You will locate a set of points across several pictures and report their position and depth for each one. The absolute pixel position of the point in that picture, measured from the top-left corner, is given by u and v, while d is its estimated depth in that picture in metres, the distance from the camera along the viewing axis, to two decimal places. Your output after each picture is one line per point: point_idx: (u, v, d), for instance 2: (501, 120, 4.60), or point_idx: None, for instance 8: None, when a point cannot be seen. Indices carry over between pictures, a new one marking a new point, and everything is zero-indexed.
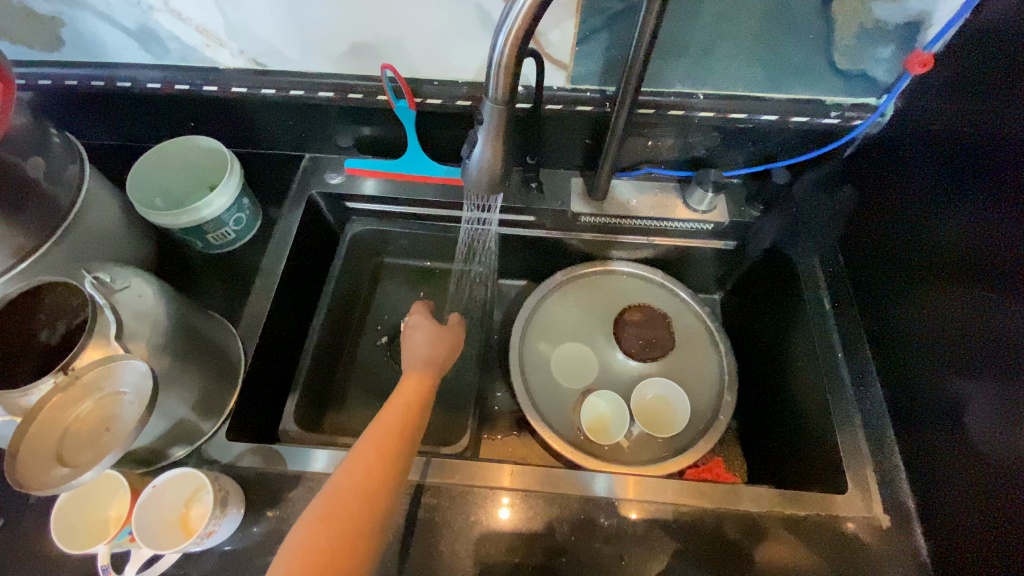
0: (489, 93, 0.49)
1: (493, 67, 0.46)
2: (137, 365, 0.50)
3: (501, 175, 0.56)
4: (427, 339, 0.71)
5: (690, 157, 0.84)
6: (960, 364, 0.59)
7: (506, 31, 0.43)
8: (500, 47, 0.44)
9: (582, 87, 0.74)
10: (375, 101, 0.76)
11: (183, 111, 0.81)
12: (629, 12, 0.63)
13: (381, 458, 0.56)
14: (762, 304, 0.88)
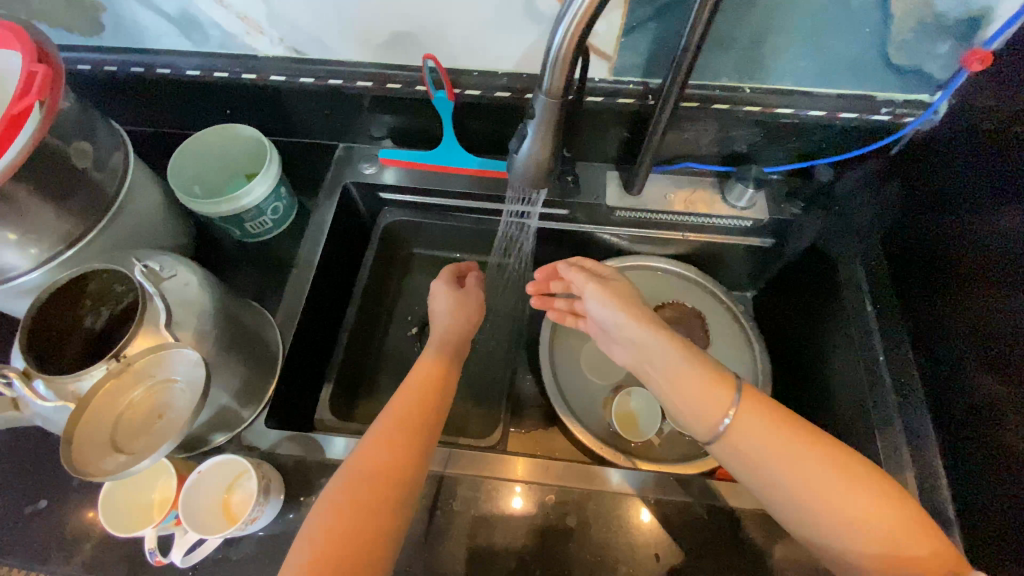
0: (543, 85, 0.48)
1: (550, 60, 0.45)
2: (188, 354, 0.50)
3: (547, 167, 0.56)
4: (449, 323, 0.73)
5: (730, 153, 0.82)
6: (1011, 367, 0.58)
7: (565, 23, 0.42)
8: (558, 41, 0.43)
9: (624, 79, 0.73)
10: (413, 91, 0.75)
11: (220, 99, 0.81)
12: (679, 3, 0.62)
13: (395, 437, 0.58)
14: (798, 303, 0.88)
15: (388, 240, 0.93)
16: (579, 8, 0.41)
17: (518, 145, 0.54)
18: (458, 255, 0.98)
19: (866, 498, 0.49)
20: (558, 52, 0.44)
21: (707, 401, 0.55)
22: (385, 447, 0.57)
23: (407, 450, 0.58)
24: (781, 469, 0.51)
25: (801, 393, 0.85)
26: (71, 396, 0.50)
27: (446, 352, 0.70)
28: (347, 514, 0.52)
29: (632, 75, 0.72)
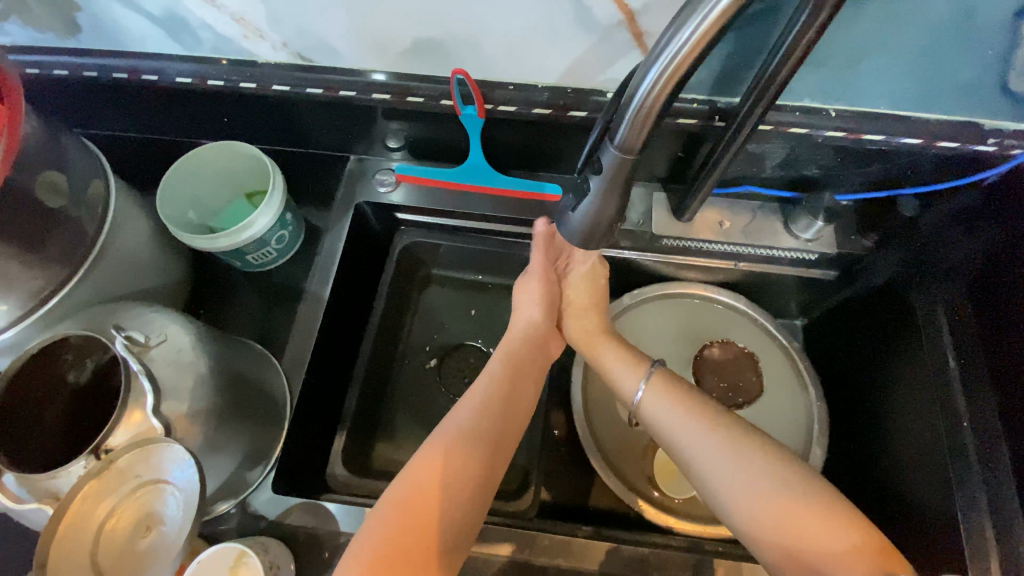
0: (616, 137, 0.41)
1: (630, 108, 0.39)
2: (176, 449, 0.42)
3: (606, 230, 0.49)
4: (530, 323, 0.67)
5: (798, 176, 0.72)
6: None
7: (661, 63, 0.35)
8: (646, 87, 0.37)
9: (689, 96, 0.62)
10: (437, 105, 0.65)
11: (216, 107, 0.71)
12: (776, 13, 0.52)
13: (449, 464, 0.50)
14: (862, 345, 0.76)
15: (405, 263, 0.83)
16: (681, 50, 0.34)
17: (573, 201, 0.48)
18: (480, 277, 0.87)
19: (771, 485, 0.46)
20: (643, 102, 0.38)
21: (628, 384, 0.58)
22: (431, 478, 0.49)
23: (463, 482, 0.50)
24: (689, 445, 0.50)
25: (862, 452, 0.74)
26: (47, 495, 0.43)
27: (521, 370, 0.61)
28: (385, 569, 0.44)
29: (697, 91, 0.61)
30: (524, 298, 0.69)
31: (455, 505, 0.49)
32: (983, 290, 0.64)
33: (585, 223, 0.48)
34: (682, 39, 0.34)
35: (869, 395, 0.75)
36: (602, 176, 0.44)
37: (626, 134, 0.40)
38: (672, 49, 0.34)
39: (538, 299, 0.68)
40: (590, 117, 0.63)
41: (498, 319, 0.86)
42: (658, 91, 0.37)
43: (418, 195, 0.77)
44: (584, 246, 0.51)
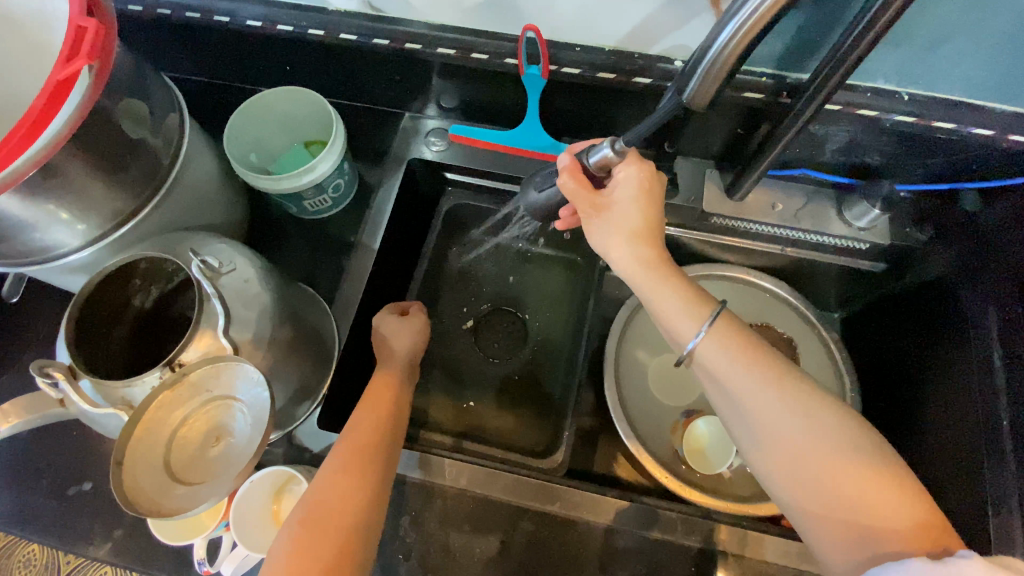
0: (685, 91, 0.43)
1: (704, 62, 0.40)
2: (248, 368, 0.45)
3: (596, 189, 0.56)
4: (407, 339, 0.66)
5: (856, 163, 0.71)
6: None
7: (739, 19, 0.37)
8: (722, 42, 0.38)
9: (757, 69, 0.61)
10: (502, 63, 0.65)
11: (282, 54, 0.72)
12: None
13: (374, 399, 0.58)
14: (903, 337, 0.76)
15: (449, 224, 0.85)
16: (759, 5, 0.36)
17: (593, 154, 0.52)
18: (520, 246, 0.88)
19: (834, 456, 0.41)
20: (716, 56, 0.39)
21: (680, 320, 0.48)
22: (365, 412, 0.56)
23: (388, 403, 0.58)
24: (763, 405, 0.44)
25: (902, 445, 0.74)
26: (121, 402, 0.46)
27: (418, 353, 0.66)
28: (338, 483, 0.50)
29: (764, 66, 0.61)
30: (390, 333, 0.65)
31: (389, 424, 0.56)
32: None
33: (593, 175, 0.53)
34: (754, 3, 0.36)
35: (908, 386, 0.74)
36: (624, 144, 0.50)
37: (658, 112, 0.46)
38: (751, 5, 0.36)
39: (405, 328, 0.66)
40: (654, 84, 0.62)
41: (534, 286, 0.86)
42: (743, 38, 0.38)
43: (469, 155, 0.78)
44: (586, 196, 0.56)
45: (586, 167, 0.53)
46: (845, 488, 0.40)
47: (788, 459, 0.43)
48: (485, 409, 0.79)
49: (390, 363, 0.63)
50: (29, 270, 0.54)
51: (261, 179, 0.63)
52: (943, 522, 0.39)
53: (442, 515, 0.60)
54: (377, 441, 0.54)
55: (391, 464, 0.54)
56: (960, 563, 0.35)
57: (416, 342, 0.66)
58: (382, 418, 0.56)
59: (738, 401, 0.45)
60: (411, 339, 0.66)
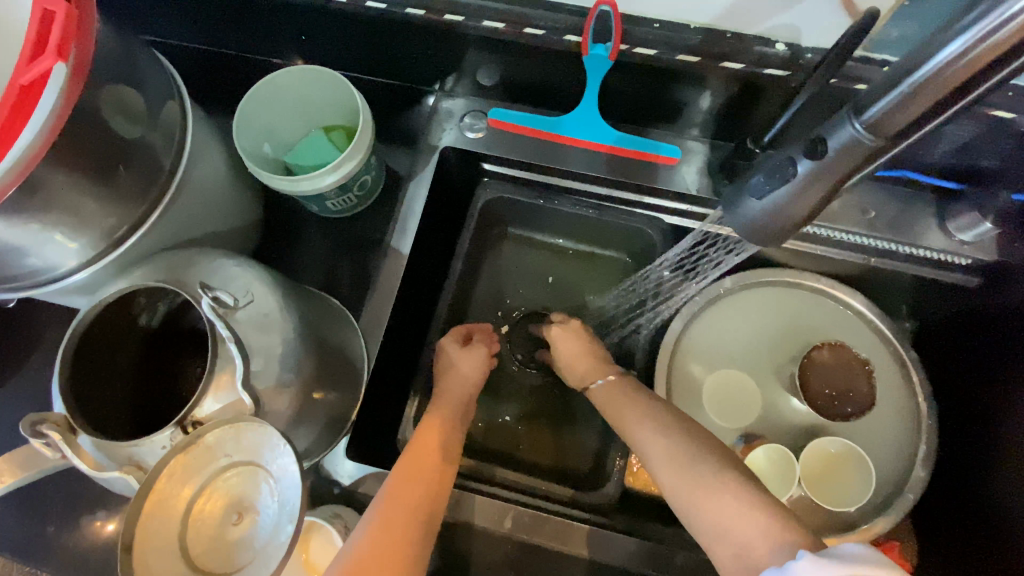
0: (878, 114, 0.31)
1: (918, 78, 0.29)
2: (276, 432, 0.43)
3: (780, 232, 0.39)
4: (465, 367, 0.64)
5: (967, 166, 0.60)
6: None
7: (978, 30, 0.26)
8: (940, 63, 0.28)
9: (876, 56, 0.48)
10: (560, 41, 0.54)
11: (295, 22, 0.61)
12: None
13: (423, 448, 0.54)
14: (985, 364, 0.65)
15: (483, 219, 0.75)
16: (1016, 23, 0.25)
17: (762, 185, 0.38)
18: (560, 243, 0.79)
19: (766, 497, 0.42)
20: (925, 80, 0.29)
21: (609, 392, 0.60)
22: (412, 463, 0.52)
23: (434, 457, 0.53)
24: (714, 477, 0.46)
25: (974, 489, 0.65)
26: (129, 462, 0.39)
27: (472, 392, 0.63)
28: (386, 546, 0.44)
29: (890, 53, 0.47)
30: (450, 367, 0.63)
31: (433, 477, 0.52)
32: None
33: (771, 216, 0.38)
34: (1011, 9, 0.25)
35: (983, 422, 0.65)
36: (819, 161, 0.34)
37: (882, 112, 0.31)
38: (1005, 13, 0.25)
39: (461, 360, 0.64)
40: (747, 71, 0.51)
41: (579, 289, 0.79)
42: (975, 60, 0.27)
43: (510, 144, 0.67)
44: (758, 244, 0.41)
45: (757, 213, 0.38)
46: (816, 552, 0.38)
47: (717, 493, 0.43)
48: (523, 425, 0.73)
49: (452, 394, 0.61)
50: (23, 294, 0.47)
51: (271, 177, 0.54)
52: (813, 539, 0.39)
53: (486, 559, 0.55)
54: (426, 499, 0.49)
55: (434, 522, 0.49)
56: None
57: (477, 372, 0.64)
58: (430, 470, 0.52)
59: (647, 451, 0.51)
60: (472, 369, 0.63)
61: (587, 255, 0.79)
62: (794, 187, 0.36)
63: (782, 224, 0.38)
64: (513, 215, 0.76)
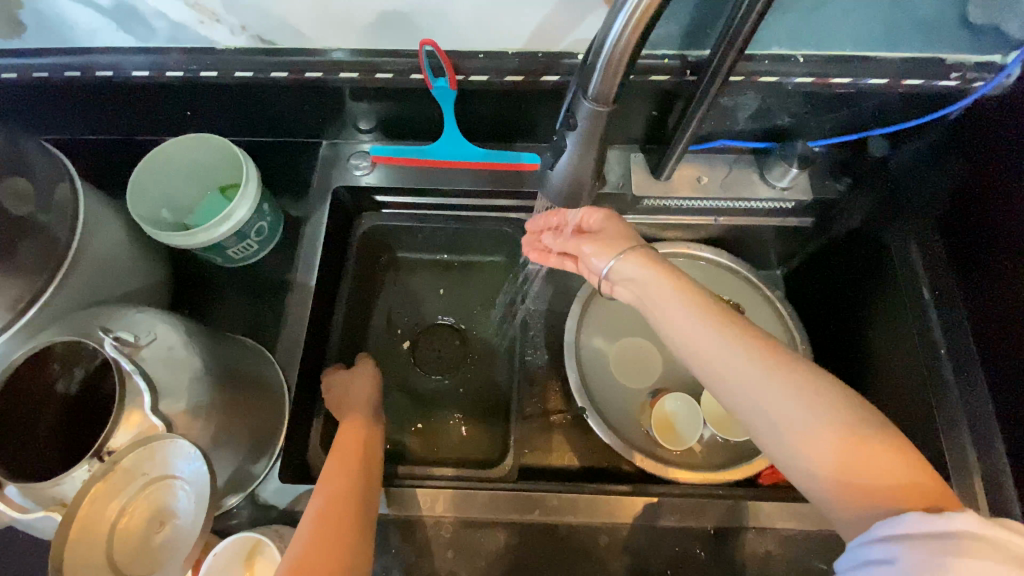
0: (591, 89, 0.46)
1: (603, 54, 0.42)
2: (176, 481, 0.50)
3: (578, 191, 0.59)
4: (356, 391, 0.67)
5: (771, 126, 0.73)
6: None
7: (627, 9, 0.39)
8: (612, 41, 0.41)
9: (657, 52, 0.61)
10: (408, 80, 0.63)
11: (178, 100, 0.69)
12: None
13: (338, 458, 0.57)
14: (841, 287, 0.81)
15: (370, 246, 0.82)
16: (630, 22, 0.39)
17: (552, 160, 0.57)
18: (445, 257, 0.87)
19: (812, 385, 0.41)
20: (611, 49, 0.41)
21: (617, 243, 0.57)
22: (334, 472, 0.55)
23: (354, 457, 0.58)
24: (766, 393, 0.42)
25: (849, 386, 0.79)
26: (54, 502, 0.42)
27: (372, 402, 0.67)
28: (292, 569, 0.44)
29: (667, 47, 0.61)
30: (346, 390, 0.67)
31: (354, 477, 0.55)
32: (949, 225, 0.68)
33: (566, 177, 0.56)
34: (625, 14, 0.39)
35: (850, 332, 0.79)
36: (578, 131, 0.51)
37: (598, 84, 0.45)
38: (624, 17, 0.39)
39: (360, 378, 0.68)
40: (563, 80, 0.62)
41: (477, 294, 0.87)
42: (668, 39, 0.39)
43: (396, 176, 0.76)
44: (564, 204, 0.61)
45: (552, 179, 0.58)
46: (853, 472, 0.38)
47: (823, 440, 0.39)
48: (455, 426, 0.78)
49: (357, 407, 0.65)
50: None
51: (161, 237, 0.59)
52: (941, 486, 0.38)
53: (423, 546, 0.59)
54: (354, 490, 0.54)
55: (365, 515, 0.52)
56: (967, 521, 0.34)
57: (370, 392, 0.68)
58: (352, 467, 0.56)
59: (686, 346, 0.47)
60: (366, 386, 0.68)
61: (473, 262, 0.88)
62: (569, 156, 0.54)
63: (572, 187, 0.58)
64: (397, 238, 0.83)
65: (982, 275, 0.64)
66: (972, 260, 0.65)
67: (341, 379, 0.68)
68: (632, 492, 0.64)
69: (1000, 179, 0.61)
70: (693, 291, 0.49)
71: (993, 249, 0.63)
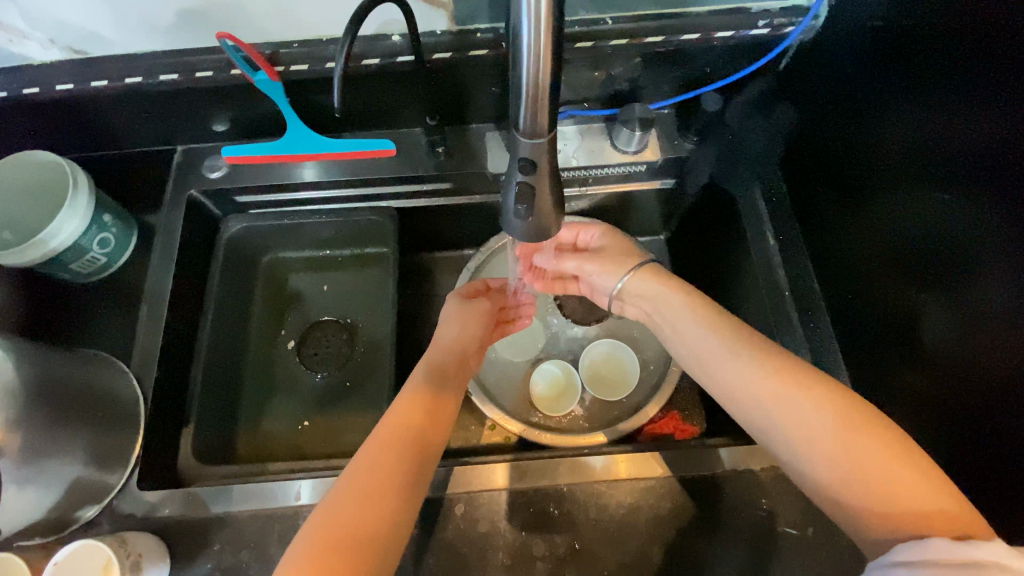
0: (521, 124, 0.37)
1: (524, 80, 0.35)
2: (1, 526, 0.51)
3: (551, 230, 0.43)
4: (454, 319, 0.66)
5: (613, 92, 0.74)
6: (909, 267, 0.56)
7: (528, 14, 0.32)
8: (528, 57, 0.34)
9: (470, 27, 0.62)
10: (228, 77, 0.64)
11: (13, 121, 0.68)
12: None
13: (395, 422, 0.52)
14: (701, 247, 0.83)
15: (245, 250, 0.81)
16: (534, 43, 0.33)
17: (512, 207, 0.41)
18: (328, 253, 0.86)
19: (827, 406, 0.43)
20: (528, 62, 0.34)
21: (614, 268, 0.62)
22: (390, 437, 0.51)
23: (418, 423, 0.53)
24: (736, 385, 0.48)
25: None
26: None
27: (448, 369, 0.60)
28: (388, 438, 0.51)
29: (480, 21, 0.62)
30: (449, 317, 0.66)
31: (410, 451, 0.50)
32: (793, 169, 0.72)
33: (533, 219, 0.41)
34: (527, 37, 0.33)
35: (712, 288, 0.81)
36: (528, 170, 0.39)
37: (528, 116, 0.37)
38: (525, 45, 0.33)
39: (455, 317, 0.66)
40: (382, 64, 0.64)
41: (361, 288, 0.86)
42: None
43: (251, 175, 0.75)
44: (541, 242, 0.44)
45: (519, 222, 0.41)
46: (839, 452, 0.41)
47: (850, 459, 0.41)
48: (339, 422, 0.78)
49: (439, 346, 0.63)
50: None
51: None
52: (972, 514, 0.38)
53: (279, 541, 0.59)
54: (406, 459, 0.49)
55: (408, 496, 0.48)
56: (989, 549, 0.34)
57: (471, 330, 0.65)
58: (408, 435, 0.51)
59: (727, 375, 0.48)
60: (461, 326, 0.65)
61: (356, 258, 0.86)
62: (525, 193, 0.40)
63: (540, 227, 0.42)
64: (272, 240, 0.83)
65: (824, 209, 0.68)
66: (812, 198, 0.69)
67: (452, 314, 0.66)
68: (499, 459, 0.65)
69: (832, 108, 0.64)
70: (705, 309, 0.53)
71: (830, 181, 0.66)
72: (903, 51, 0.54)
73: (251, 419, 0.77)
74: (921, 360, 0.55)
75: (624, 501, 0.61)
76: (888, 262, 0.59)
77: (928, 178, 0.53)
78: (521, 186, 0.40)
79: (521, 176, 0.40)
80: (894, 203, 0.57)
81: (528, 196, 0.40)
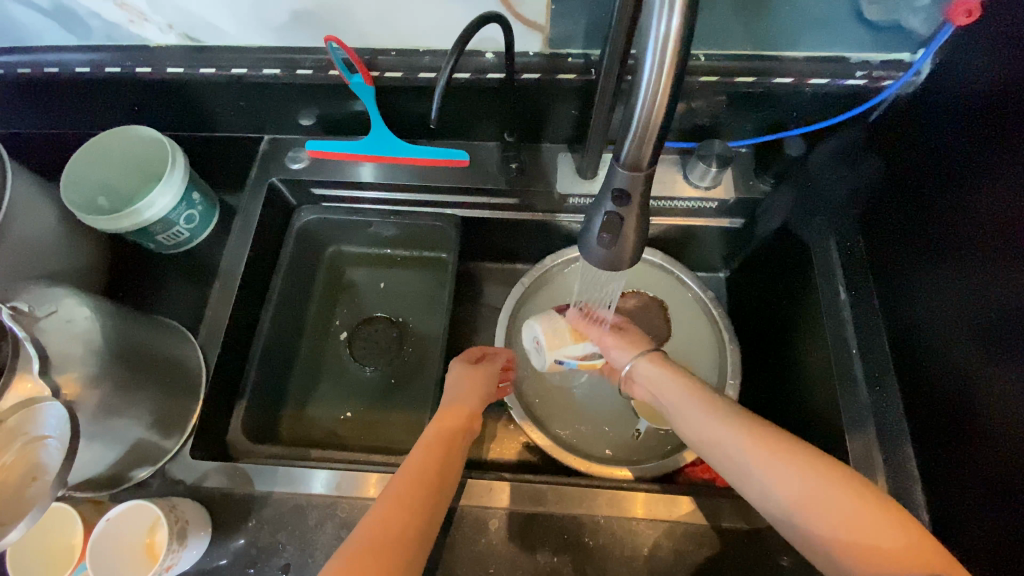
0: (624, 154, 0.38)
1: (637, 111, 0.36)
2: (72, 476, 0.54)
3: (625, 264, 0.42)
4: (461, 381, 0.68)
5: (692, 126, 0.74)
6: (983, 346, 0.53)
7: (653, 47, 0.33)
8: (645, 89, 0.35)
9: (563, 51, 0.63)
10: (327, 76, 0.67)
11: (124, 97, 0.73)
12: None
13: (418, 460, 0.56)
14: (763, 291, 0.81)
15: (313, 238, 0.85)
16: (654, 78, 0.34)
17: (595, 233, 0.41)
18: (389, 251, 0.88)
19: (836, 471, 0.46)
20: (645, 94, 0.35)
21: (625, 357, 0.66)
22: (414, 471, 0.54)
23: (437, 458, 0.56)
24: (712, 422, 0.53)
25: (768, 387, 0.78)
26: None
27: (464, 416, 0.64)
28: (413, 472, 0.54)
29: (571, 46, 0.63)
30: (458, 379, 0.68)
31: (429, 487, 0.53)
32: (871, 224, 0.70)
33: (612, 250, 0.41)
34: (646, 75, 0.34)
35: (771, 334, 0.79)
36: (620, 199, 0.39)
37: (632, 147, 0.37)
38: (645, 78, 0.34)
39: (462, 381, 0.68)
40: (473, 78, 0.66)
41: (417, 288, 0.88)
42: None
43: (331, 168, 0.78)
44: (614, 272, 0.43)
45: (598, 251, 0.41)
46: (812, 484, 0.45)
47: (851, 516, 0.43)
48: (379, 417, 0.79)
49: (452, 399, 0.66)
50: None
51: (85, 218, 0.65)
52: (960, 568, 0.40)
53: (311, 531, 0.60)
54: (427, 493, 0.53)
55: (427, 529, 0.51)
56: None
57: (478, 392, 0.68)
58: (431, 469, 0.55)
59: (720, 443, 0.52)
60: (471, 387, 0.67)
61: (414, 259, 0.88)
62: (612, 222, 0.40)
63: (618, 258, 0.42)
64: (339, 233, 0.85)
65: (898, 271, 0.65)
66: (886, 257, 0.67)
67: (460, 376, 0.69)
68: (536, 480, 0.64)
69: (917, 168, 0.63)
70: (696, 383, 0.58)
71: (908, 242, 0.64)
72: (1000, 117, 0.52)
73: (296, 403, 0.80)
74: (994, 446, 0.51)
75: (658, 542, 0.59)
76: (962, 337, 0.56)
77: (1009, 254, 0.51)
78: (610, 215, 0.40)
79: (611, 205, 0.40)
80: (974, 277, 0.55)
81: (614, 226, 0.40)
